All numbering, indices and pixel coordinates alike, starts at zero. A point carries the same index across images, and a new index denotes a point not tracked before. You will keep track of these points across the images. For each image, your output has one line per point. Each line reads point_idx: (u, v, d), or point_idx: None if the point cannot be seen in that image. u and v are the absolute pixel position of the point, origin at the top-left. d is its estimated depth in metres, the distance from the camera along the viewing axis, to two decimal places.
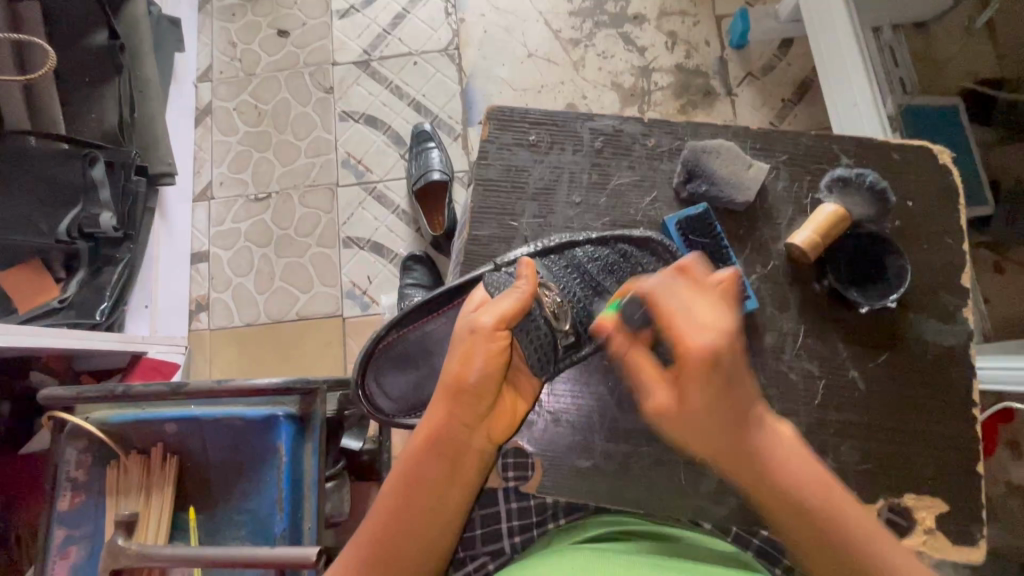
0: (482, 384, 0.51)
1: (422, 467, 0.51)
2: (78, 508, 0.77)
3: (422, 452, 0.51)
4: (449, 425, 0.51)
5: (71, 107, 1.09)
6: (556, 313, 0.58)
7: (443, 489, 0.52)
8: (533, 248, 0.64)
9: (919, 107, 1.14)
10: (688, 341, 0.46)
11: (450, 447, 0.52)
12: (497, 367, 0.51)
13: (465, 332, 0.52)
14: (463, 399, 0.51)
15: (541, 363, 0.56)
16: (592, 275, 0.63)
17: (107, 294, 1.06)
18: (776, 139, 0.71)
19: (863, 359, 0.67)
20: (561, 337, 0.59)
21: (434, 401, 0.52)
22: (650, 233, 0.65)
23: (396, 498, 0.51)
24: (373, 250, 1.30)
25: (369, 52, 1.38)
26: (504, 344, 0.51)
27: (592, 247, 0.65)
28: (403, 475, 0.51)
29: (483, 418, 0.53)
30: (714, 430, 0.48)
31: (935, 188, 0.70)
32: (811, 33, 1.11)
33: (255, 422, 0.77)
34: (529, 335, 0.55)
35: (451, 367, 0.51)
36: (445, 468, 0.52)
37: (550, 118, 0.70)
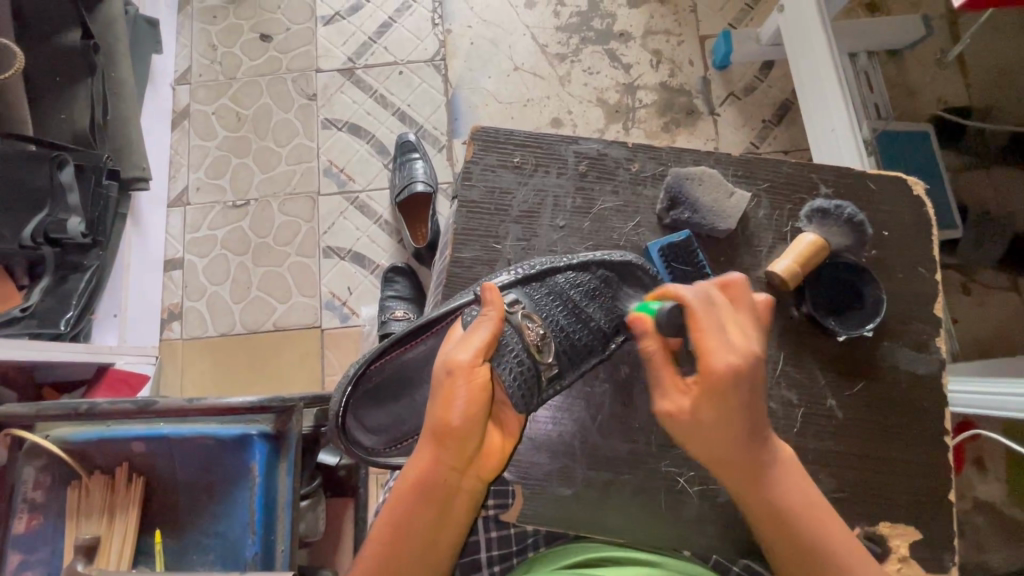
0: (466, 427, 0.51)
1: (411, 512, 0.52)
2: (34, 531, 0.73)
3: (411, 498, 0.52)
4: (435, 470, 0.52)
5: (40, 108, 1.05)
6: (538, 346, 0.57)
7: (434, 528, 0.53)
8: (512, 275, 0.61)
9: (896, 131, 1.17)
10: (711, 361, 0.48)
11: (441, 491, 0.52)
12: (477, 408, 0.51)
13: (443, 374, 0.51)
14: (448, 444, 0.51)
15: (523, 397, 0.55)
16: (575, 301, 0.63)
17: (72, 304, 1.02)
18: (761, 167, 0.71)
19: (842, 389, 0.69)
20: (544, 370, 0.58)
21: (420, 444, 0.53)
22: (633, 258, 0.65)
23: (387, 537, 0.52)
24: (354, 261, 1.28)
25: (353, 60, 1.36)
26: (482, 381, 0.51)
27: (574, 272, 0.63)
28: (392, 519, 0.52)
29: (471, 459, 0.53)
30: (723, 442, 0.51)
31: (910, 218, 0.72)
32: (792, 58, 1.14)
33: (226, 441, 0.74)
34: (506, 366, 0.55)
35: (434, 410, 0.51)
36: (434, 511, 0.53)
37: (534, 140, 0.70)
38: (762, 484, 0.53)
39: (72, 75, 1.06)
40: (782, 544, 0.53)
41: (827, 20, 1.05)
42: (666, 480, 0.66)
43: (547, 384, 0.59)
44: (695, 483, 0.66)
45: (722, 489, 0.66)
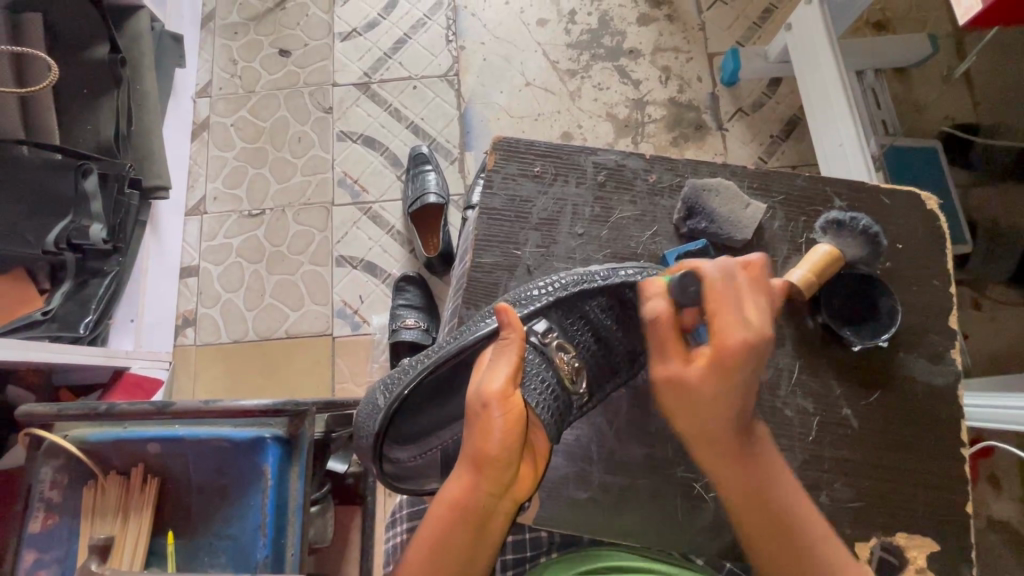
0: (502, 456, 0.51)
1: (449, 538, 0.53)
2: (49, 531, 0.74)
3: (448, 520, 0.53)
4: (471, 495, 0.52)
5: (68, 119, 1.08)
6: (572, 375, 0.60)
7: (470, 555, 0.53)
8: (549, 298, 0.62)
9: (902, 148, 1.18)
10: (728, 338, 0.52)
11: (476, 516, 0.52)
12: (514, 436, 0.52)
13: (478, 404, 0.52)
14: (487, 472, 0.52)
15: (560, 423, 0.57)
16: (602, 325, 0.64)
17: (91, 308, 1.04)
18: (773, 179, 0.72)
19: (856, 398, 0.69)
20: (575, 399, 0.60)
21: (457, 470, 0.54)
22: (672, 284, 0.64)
23: (424, 562, 0.53)
24: (366, 270, 1.29)
25: (369, 75, 1.40)
26: (516, 411, 0.52)
27: (607, 299, 0.63)
28: (431, 543, 0.53)
29: (507, 486, 0.53)
30: (712, 406, 0.54)
31: (923, 229, 0.72)
32: (801, 75, 1.15)
33: (240, 443, 0.75)
34: (540, 394, 0.56)
35: (471, 439, 0.52)
36: (470, 535, 0.53)
37: (555, 151, 0.71)
38: (744, 460, 0.57)
39: (99, 87, 1.10)
40: (758, 521, 0.57)
41: (834, 38, 1.07)
42: (681, 486, 0.66)
43: (577, 407, 0.61)
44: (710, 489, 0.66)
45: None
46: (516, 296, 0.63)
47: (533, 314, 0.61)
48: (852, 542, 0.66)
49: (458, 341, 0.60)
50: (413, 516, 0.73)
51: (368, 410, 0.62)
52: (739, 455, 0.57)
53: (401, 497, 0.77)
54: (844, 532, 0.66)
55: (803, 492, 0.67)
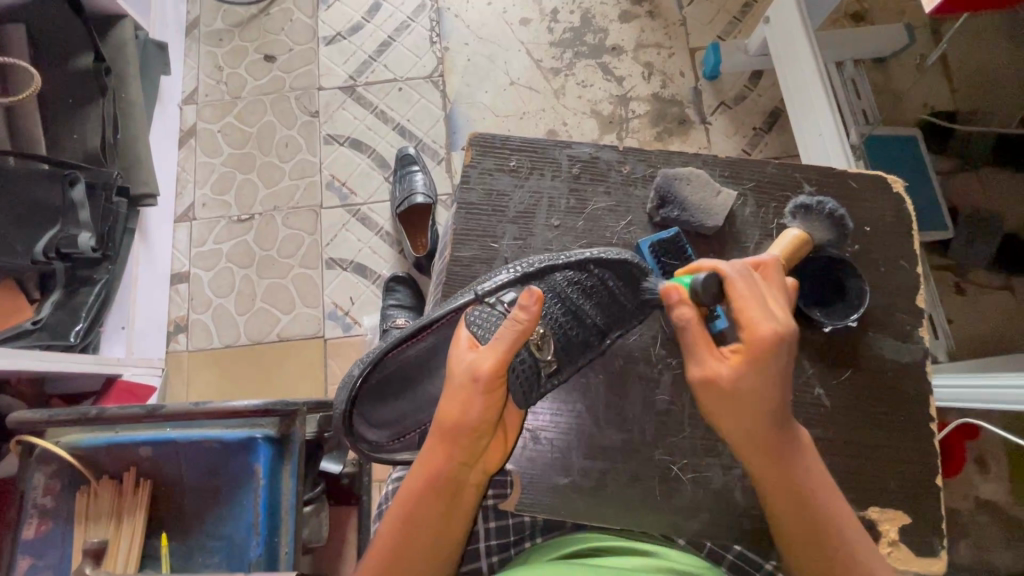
0: (481, 425, 0.54)
1: (420, 511, 0.54)
2: (43, 536, 0.74)
3: (422, 493, 0.54)
4: (444, 468, 0.54)
5: (54, 129, 1.09)
6: (539, 343, 0.60)
7: (440, 529, 0.55)
8: (513, 273, 0.62)
9: (881, 137, 1.20)
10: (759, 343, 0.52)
11: (449, 488, 0.55)
12: (492, 411, 0.54)
13: (464, 379, 0.54)
14: (465, 443, 0.54)
15: (527, 395, 0.59)
16: (572, 299, 0.63)
17: (82, 316, 1.05)
18: (744, 167, 0.73)
19: (828, 377, 0.70)
20: (544, 366, 0.60)
21: (431, 443, 0.55)
22: (632, 257, 0.64)
23: (395, 538, 0.54)
24: (356, 271, 1.30)
25: (354, 78, 1.41)
26: (499, 387, 0.54)
27: (572, 271, 0.62)
28: (404, 516, 0.54)
29: (479, 457, 0.56)
30: (754, 413, 0.54)
31: (891, 212, 0.73)
32: (780, 66, 1.17)
33: (232, 444, 0.76)
34: (513, 366, 0.58)
35: (452, 410, 0.54)
36: (443, 507, 0.55)
37: (530, 145, 0.73)
38: (773, 459, 0.55)
39: (84, 96, 1.11)
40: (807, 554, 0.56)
41: (811, 30, 1.08)
42: (659, 469, 0.67)
43: (547, 378, 0.61)
44: (687, 471, 0.67)
45: (713, 476, 0.67)
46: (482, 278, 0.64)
47: (502, 287, 0.61)
48: None
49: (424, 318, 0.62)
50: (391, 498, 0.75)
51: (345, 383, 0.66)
52: (778, 457, 0.55)
53: (387, 487, 0.78)
54: None
55: None
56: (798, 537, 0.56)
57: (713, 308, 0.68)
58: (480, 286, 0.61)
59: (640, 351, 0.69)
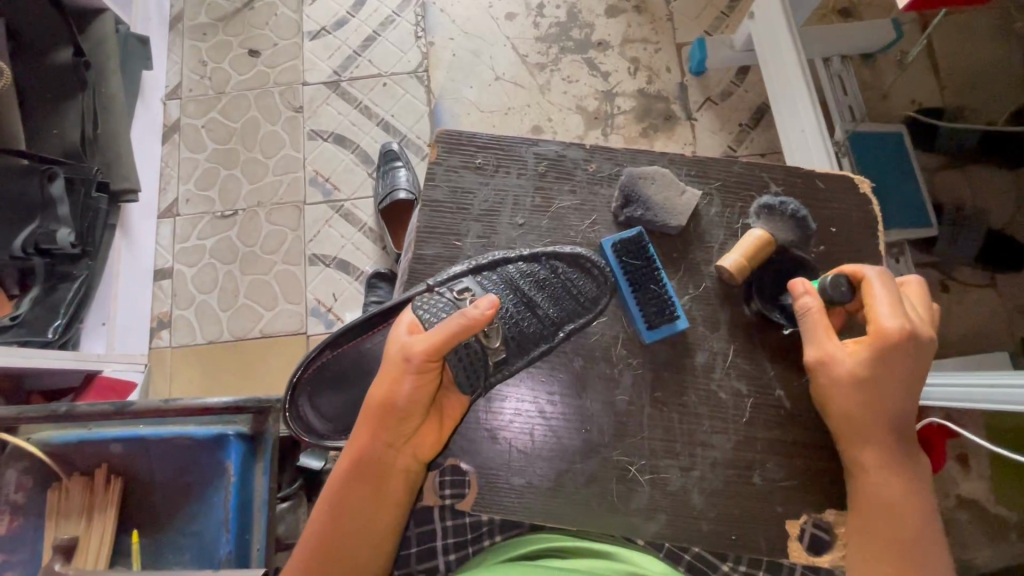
0: (408, 405, 0.58)
1: (355, 483, 0.60)
2: (14, 532, 0.74)
3: (352, 469, 0.59)
4: (371, 446, 0.59)
5: (33, 124, 1.08)
6: (488, 331, 0.61)
7: (376, 499, 0.60)
8: (467, 264, 0.64)
9: (866, 135, 1.19)
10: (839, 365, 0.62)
11: (376, 463, 0.60)
12: (421, 394, 0.58)
13: (396, 360, 0.57)
14: (393, 421, 0.58)
15: (470, 382, 0.61)
16: (525, 291, 0.65)
17: (60, 312, 1.05)
18: (710, 165, 0.73)
19: (790, 378, 0.69)
20: (492, 355, 0.62)
21: (365, 422, 0.59)
22: (583, 252, 0.66)
23: (332, 508, 0.59)
24: (339, 267, 1.30)
25: (338, 73, 1.40)
26: (431, 371, 0.57)
27: (525, 263, 0.66)
28: (336, 488, 0.60)
29: (409, 434, 0.60)
30: (854, 393, 0.61)
31: (857, 212, 0.73)
32: (765, 62, 1.16)
33: (203, 441, 0.76)
34: (457, 355, 0.60)
35: (382, 391, 0.57)
36: (372, 481, 0.60)
37: (497, 143, 0.72)
38: (860, 439, 0.62)
39: (63, 91, 1.10)
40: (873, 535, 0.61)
41: (794, 25, 1.07)
42: (618, 470, 0.67)
43: (493, 367, 0.63)
44: (645, 472, 0.67)
45: (671, 477, 0.67)
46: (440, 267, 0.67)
47: (456, 277, 0.64)
48: (784, 519, 0.67)
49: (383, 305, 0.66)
50: None
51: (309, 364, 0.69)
52: (880, 443, 0.62)
53: None
54: (776, 509, 0.67)
55: (738, 472, 0.68)
56: (872, 516, 0.61)
57: (673, 309, 0.68)
58: (434, 277, 0.63)
59: (601, 350, 0.69)
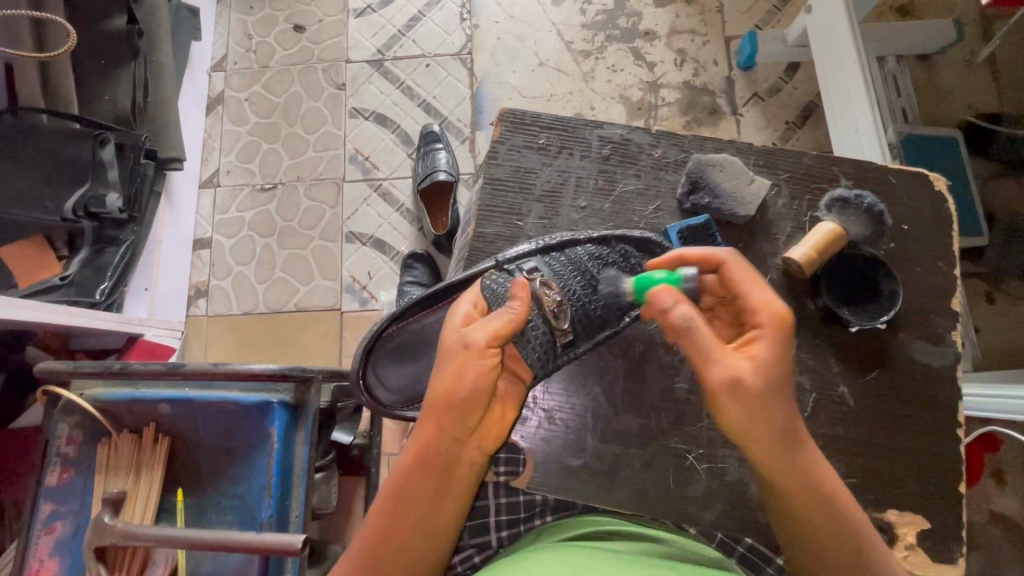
0: (472, 398, 0.51)
1: (411, 485, 0.52)
2: (66, 484, 0.77)
3: (413, 466, 0.52)
4: (436, 441, 0.52)
5: (86, 89, 1.10)
6: (555, 312, 0.61)
7: (433, 508, 0.52)
8: (535, 244, 0.65)
9: (921, 137, 1.15)
10: (729, 373, 0.49)
11: (440, 460, 0.52)
12: (488, 383, 0.51)
13: (456, 347, 0.52)
14: (457, 415, 0.51)
15: (541, 364, 0.60)
16: (593, 273, 0.65)
17: (107, 275, 1.07)
18: (779, 156, 0.72)
19: (853, 376, 0.69)
20: (560, 337, 0.62)
21: (424, 417, 0.52)
22: (651, 236, 0.68)
23: (386, 514, 0.52)
24: (375, 246, 1.31)
25: (382, 52, 1.40)
26: (496, 358, 0.52)
27: (593, 246, 0.66)
28: (394, 487, 0.52)
29: (472, 431, 0.53)
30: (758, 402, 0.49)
31: (931, 211, 0.71)
32: (819, 58, 1.13)
33: (248, 407, 0.77)
34: (525, 340, 0.59)
35: (440, 381, 0.51)
36: (435, 481, 0.52)
37: (560, 123, 0.72)
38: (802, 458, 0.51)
39: (116, 58, 1.11)
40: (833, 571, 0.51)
41: (855, 22, 1.04)
42: (675, 457, 0.67)
43: (562, 348, 0.63)
44: (703, 461, 0.67)
45: (730, 467, 0.67)
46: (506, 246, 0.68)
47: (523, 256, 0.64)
48: None
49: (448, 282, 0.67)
50: None
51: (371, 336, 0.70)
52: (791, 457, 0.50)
53: None
54: None
55: None
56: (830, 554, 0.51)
57: None
58: (501, 255, 0.64)
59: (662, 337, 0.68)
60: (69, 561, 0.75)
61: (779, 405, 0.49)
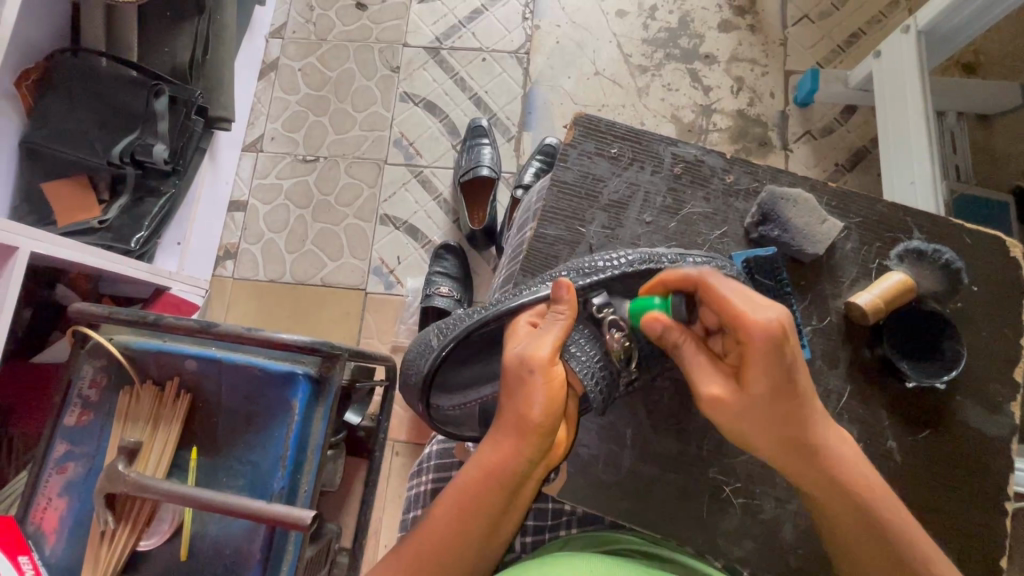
0: (546, 423, 0.52)
1: (481, 501, 0.53)
2: (83, 426, 0.77)
3: (483, 484, 0.53)
4: (511, 462, 0.53)
5: (149, 40, 1.11)
6: (623, 351, 0.57)
7: (497, 525, 0.53)
8: (608, 268, 0.60)
9: (975, 197, 1.13)
10: (748, 387, 0.50)
11: (511, 481, 0.53)
12: (557, 405, 0.53)
13: (525, 370, 0.53)
14: (532, 439, 0.52)
15: (603, 399, 0.56)
16: None
17: (144, 225, 1.07)
18: (853, 201, 0.71)
19: (902, 432, 0.68)
20: (625, 373, 0.59)
21: (496, 435, 0.54)
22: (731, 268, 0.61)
23: (454, 528, 0.52)
24: (408, 232, 1.30)
25: (440, 40, 1.40)
26: (560, 377, 0.53)
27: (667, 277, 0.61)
28: (461, 503, 0.53)
29: (543, 455, 0.54)
30: (773, 412, 0.50)
31: (1002, 276, 0.70)
32: (881, 103, 1.12)
33: (274, 375, 0.77)
34: (585, 363, 0.56)
35: (513, 404, 0.53)
36: (504, 501, 0.53)
37: (635, 135, 0.71)
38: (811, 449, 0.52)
39: (181, 12, 1.11)
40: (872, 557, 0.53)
41: (926, 74, 1.03)
42: (710, 487, 0.66)
43: (625, 383, 0.59)
44: (739, 495, 0.66)
45: (765, 505, 0.66)
46: (578, 266, 0.62)
47: (591, 285, 0.59)
48: None
49: (510, 302, 0.58)
50: (439, 468, 0.75)
51: (421, 350, 0.64)
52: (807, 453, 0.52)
53: (429, 449, 0.79)
54: None
55: None
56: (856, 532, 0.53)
57: None
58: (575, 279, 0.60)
59: None
60: (76, 505, 0.75)
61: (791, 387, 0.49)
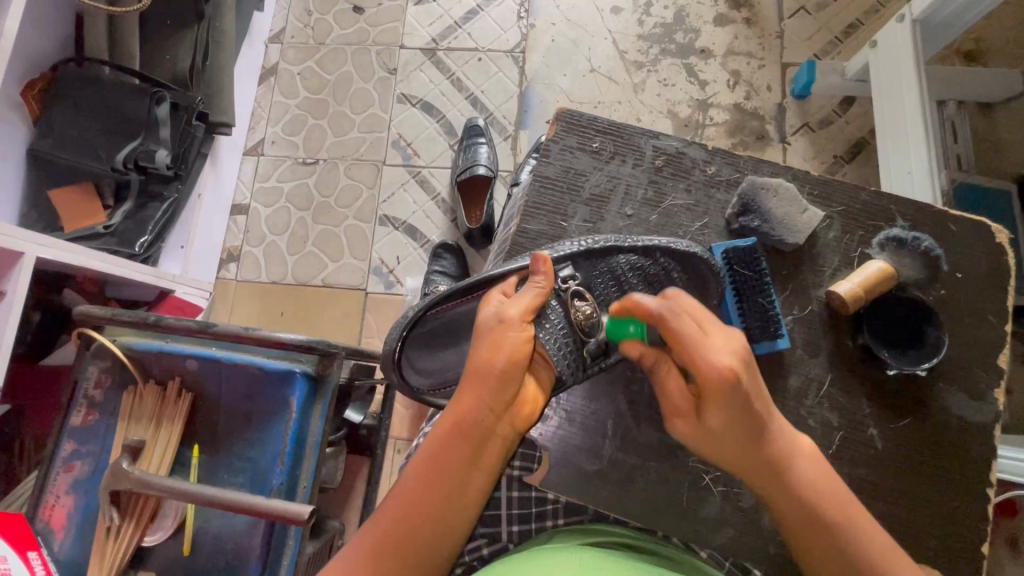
0: (509, 371, 0.53)
1: (446, 452, 0.54)
2: (89, 426, 0.79)
3: (448, 435, 0.54)
4: (474, 413, 0.54)
5: (150, 48, 1.13)
6: (589, 322, 0.58)
7: (464, 477, 0.54)
8: (579, 244, 0.60)
9: (975, 186, 1.12)
10: (709, 420, 0.52)
11: (474, 432, 0.54)
12: (520, 357, 0.54)
13: (491, 324, 0.54)
14: (493, 388, 0.53)
15: (572, 374, 0.58)
16: (628, 283, 0.63)
17: (148, 229, 1.09)
18: (835, 188, 0.70)
19: (885, 420, 0.68)
20: (589, 346, 0.59)
21: (462, 388, 0.55)
22: (697, 248, 0.63)
23: (421, 481, 0.54)
24: (406, 232, 1.32)
25: (437, 42, 1.41)
26: (528, 337, 0.54)
27: (636, 256, 0.62)
28: (428, 456, 0.54)
29: (507, 406, 0.55)
30: (740, 445, 0.53)
31: (987, 264, 0.69)
32: (878, 93, 1.11)
33: (272, 373, 0.78)
34: (551, 333, 0.56)
35: (477, 354, 0.54)
36: (470, 451, 0.54)
37: (616, 129, 0.71)
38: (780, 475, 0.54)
39: (181, 20, 1.13)
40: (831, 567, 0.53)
41: (922, 63, 1.02)
42: (691, 477, 0.67)
43: (593, 361, 0.59)
44: (719, 484, 0.66)
45: (746, 494, 0.66)
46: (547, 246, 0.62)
47: (561, 260, 0.59)
48: None
49: (483, 274, 0.60)
50: None
51: None
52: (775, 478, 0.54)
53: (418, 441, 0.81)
54: None
55: None
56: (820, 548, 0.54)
57: (777, 326, 0.66)
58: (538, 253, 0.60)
59: None
60: (83, 502, 0.77)
61: (753, 423, 0.52)
